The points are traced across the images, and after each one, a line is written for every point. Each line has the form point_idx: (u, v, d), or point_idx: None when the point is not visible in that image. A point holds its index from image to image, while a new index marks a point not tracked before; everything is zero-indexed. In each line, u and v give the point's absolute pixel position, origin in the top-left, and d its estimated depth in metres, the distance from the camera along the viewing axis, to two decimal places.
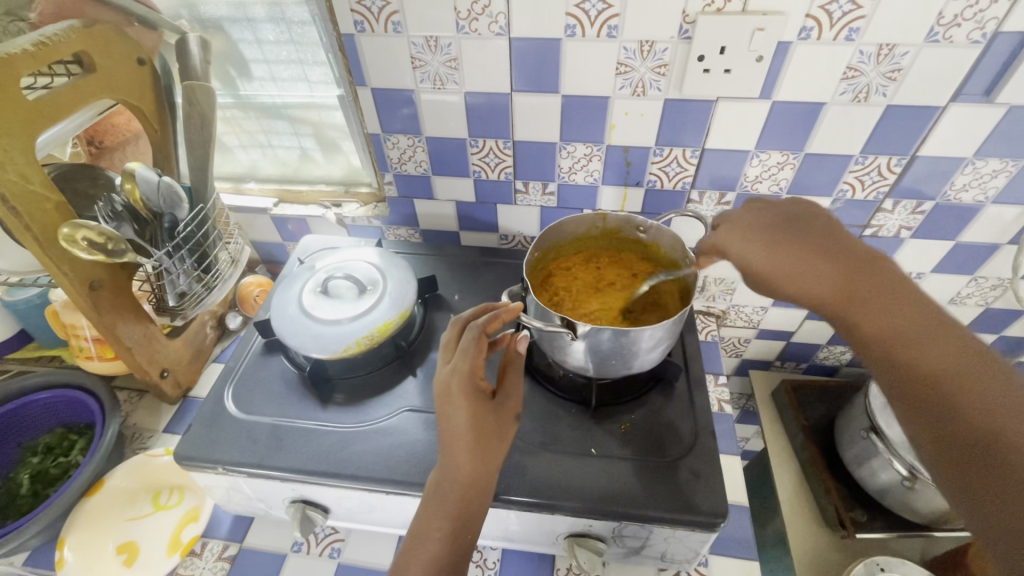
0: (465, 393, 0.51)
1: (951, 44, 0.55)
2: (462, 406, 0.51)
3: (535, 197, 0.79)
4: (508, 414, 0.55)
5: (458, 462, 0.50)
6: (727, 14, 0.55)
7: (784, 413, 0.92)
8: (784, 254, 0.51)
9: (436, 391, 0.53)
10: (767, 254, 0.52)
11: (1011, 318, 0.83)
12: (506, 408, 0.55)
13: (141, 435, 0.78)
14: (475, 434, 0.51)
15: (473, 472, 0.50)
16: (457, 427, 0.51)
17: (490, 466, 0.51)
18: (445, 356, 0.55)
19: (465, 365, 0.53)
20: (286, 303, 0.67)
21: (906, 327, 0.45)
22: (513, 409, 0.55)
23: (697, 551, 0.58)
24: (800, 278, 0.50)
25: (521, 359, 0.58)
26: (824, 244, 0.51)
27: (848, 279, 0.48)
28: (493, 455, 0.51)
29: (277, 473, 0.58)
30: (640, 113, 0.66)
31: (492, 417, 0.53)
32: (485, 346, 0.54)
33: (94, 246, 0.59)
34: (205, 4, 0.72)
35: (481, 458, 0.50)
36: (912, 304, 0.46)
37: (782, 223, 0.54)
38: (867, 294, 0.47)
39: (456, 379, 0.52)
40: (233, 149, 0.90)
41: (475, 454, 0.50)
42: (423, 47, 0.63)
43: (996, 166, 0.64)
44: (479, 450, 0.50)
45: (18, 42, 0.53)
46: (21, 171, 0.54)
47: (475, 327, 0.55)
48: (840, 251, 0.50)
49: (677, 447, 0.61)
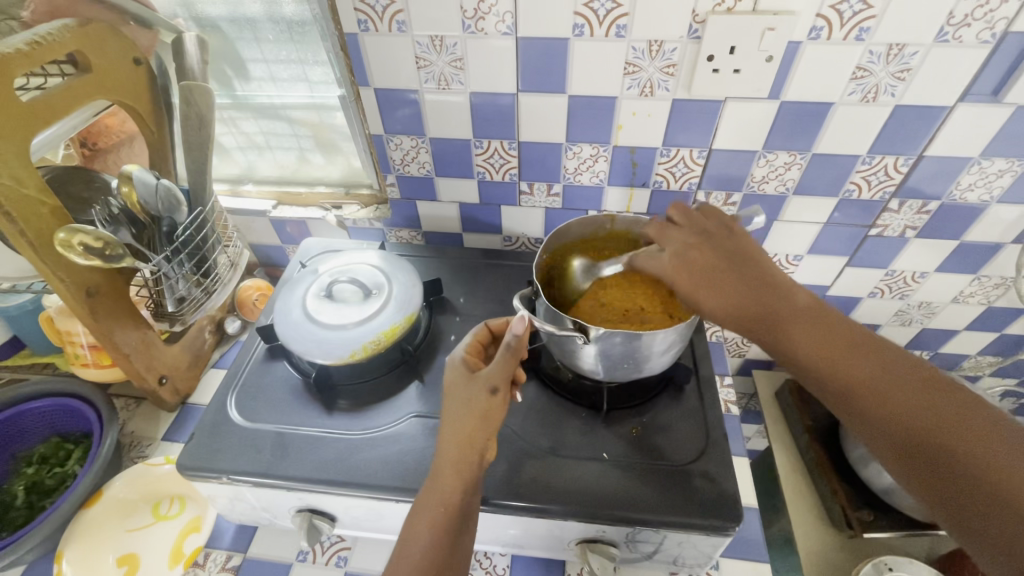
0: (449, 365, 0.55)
1: (960, 44, 0.55)
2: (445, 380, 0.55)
3: (540, 198, 0.78)
4: (482, 388, 0.52)
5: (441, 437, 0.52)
6: (738, 14, 0.55)
7: (788, 413, 0.92)
8: (721, 287, 0.53)
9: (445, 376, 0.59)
10: (705, 288, 0.54)
11: (1011, 316, 0.84)
12: (480, 381, 0.52)
13: (140, 444, 0.76)
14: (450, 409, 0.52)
15: (451, 452, 0.50)
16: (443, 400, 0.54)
17: (469, 450, 0.50)
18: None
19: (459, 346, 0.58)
20: (290, 308, 0.66)
21: (836, 347, 0.47)
22: (487, 384, 0.52)
23: (710, 555, 0.58)
24: (735, 309, 0.52)
25: (514, 341, 0.51)
26: (753, 271, 0.53)
27: (767, 305, 0.51)
28: (468, 436, 0.50)
29: (283, 482, 0.57)
30: (647, 113, 0.65)
31: (462, 393, 0.52)
32: (483, 334, 0.59)
33: (90, 251, 0.57)
34: (201, 2, 0.70)
35: (454, 438, 0.51)
36: (831, 320, 0.49)
37: (709, 250, 0.55)
38: (797, 320, 0.49)
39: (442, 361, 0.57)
40: (230, 150, 0.88)
41: (449, 430, 0.51)
42: (427, 46, 0.62)
43: (1002, 166, 0.64)
44: (453, 429, 0.51)
45: (11, 41, 0.51)
46: (16, 175, 0.52)
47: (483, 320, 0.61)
48: (768, 280, 0.52)
49: (689, 451, 0.60)
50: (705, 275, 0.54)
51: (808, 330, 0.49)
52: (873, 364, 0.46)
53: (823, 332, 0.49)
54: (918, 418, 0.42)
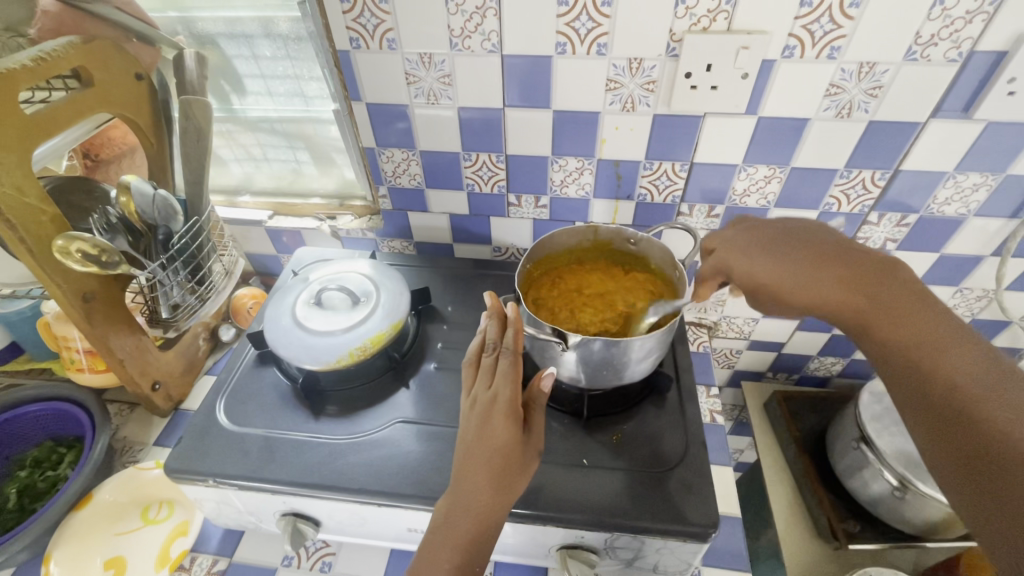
0: (506, 417, 0.50)
1: (929, 62, 0.56)
2: (502, 431, 0.49)
3: (528, 210, 0.80)
4: (534, 450, 0.51)
5: (478, 490, 0.48)
6: (712, 33, 0.57)
7: (776, 424, 0.93)
8: (796, 259, 0.52)
9: (473, 411, 0.51)
10: (774, 265, 0.53)
11: (996, 328, 0.85)
12: (536, 443, 0.52)
13: (131, 449, 0.77)
14: (503, 461, 0.48)
15: (493, 505, 0.48)
16: (493, 448, 0.49)
17: (504, 502, 0.48)
18: (476, 377, 0.54)
19: (508, 388, 0.51)
20: (280, 314, 0.67)
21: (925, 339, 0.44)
22: (539, 445, 0.52)
23: (689, 562, 0.58)
24: (803, 289, 0.51)
25: (545, 397, 0.54)
26: (830, 256, 0.51)
27: (857, 294, 0.48)
28: (517, 489, 0.49)
29: (268, 485, 0.58)
30: (630, 127, 0.67)
31: (522, 455, 0.49)
32: (521, 366, 0.53)
33: (88, 258, 0.60)
34: (201, 19, 0.73)
35: (495, 486, 0.48)
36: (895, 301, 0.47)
37: (781, 235, 0.55)
38: (888, 307, 0.47)
39: (499, 401, 0.51)
40: (228, 162, 0.91)
41: (498, 483, 0.48)
42: (416, 63, 0.65)
43: (976, 179, 0.66)
44: (498, 485, 0.48)
45: (17, 57, 0.53)
46: (17, 184, 0.54)
47: (507, 346, 0.54)
48: (849, 258, 0.51)
49: (669, 458, 0.61)
50: (759, 254, 0.54)
51: (879, 303, 0.48)
52: (966, 365, 0.42)
53: (897, 314, 0.47)
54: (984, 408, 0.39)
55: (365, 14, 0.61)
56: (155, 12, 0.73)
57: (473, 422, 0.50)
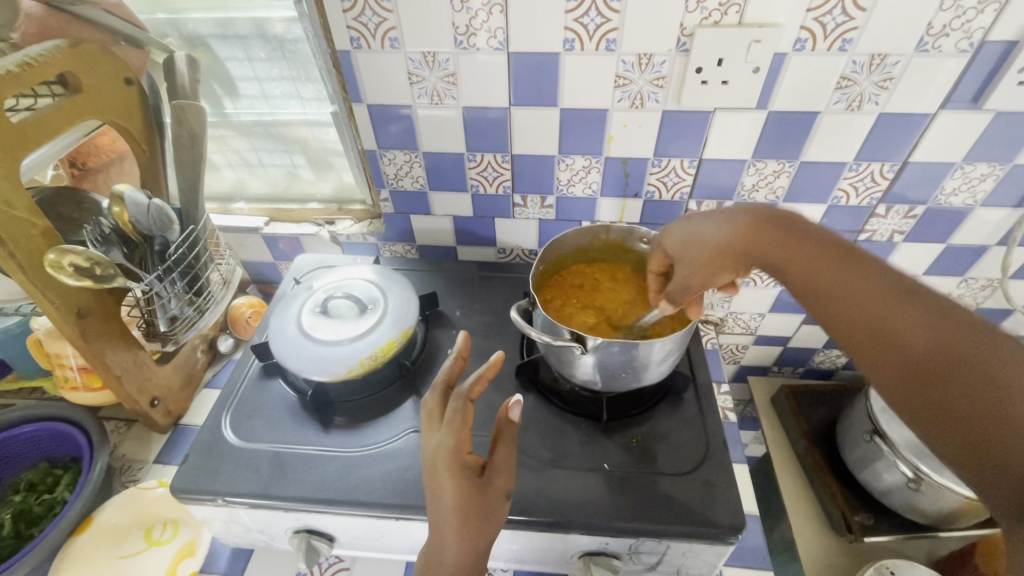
0: (452, 471, 0.45)
1: (940, 53, 0.56)
2: (448, 486, 0.45)
3: (533, 210, 0.78)
4: (499, 492, 0.47)
5: (444, 546, 0.44)
6: (724, 27, 0.56)
7: (785, 419, 0.93)
8: (732, 218, 0.52)
9: (424, 467, 0.47)
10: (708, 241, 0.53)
11: (999, 317, 0.86)
12: (498, 484, 0.47)
13: (131, 468, 0.74)
14: (461, 514, 0.44)
15: (461, 557, 0.44)
16: (443, 505, 0.45)
17: (474, 549, 0.45)
18: (429, 425, 0.49)
19: (450, 440, 0.46)
20: (285, 324, 0.65)
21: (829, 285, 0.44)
22: (504, 487, 0.47)
23: (714, 564, 0.57)
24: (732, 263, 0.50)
25: (516, 429, 0.50)
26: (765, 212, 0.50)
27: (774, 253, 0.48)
28: (486, 538, 0.45)
29: (279, 503, 0.56)
30: (638, 124, 0.66)
31: (479, 502, 0.45)
32: (471, 414, 0.47)
33: (81, 271, 0.57)
34: (190, 20, 0.70)
35: (459, 539, 0.44)
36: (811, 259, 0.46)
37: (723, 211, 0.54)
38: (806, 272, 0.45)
39: (442, 455, 0.46)
40: (220, 168, 0.87)
41: (461, 537, 0.44)
42: (420, 62, 0.63)
43: (984, 170, 0.66)
44: (460, 539, 0.44)
45: (1, 63, 0.50)
46: (5, 197, 0.52)
47: (456, 393, 0.47)
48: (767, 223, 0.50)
49: (690, 459, 0.60)
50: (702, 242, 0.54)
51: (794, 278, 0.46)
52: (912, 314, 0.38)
53: (814, 273, 0.45)
54: (934, 338, 0.36)
55: (366, 12, 0.59)
56: (143, 14, 0.70)
57: (425, 480, 0.47)
